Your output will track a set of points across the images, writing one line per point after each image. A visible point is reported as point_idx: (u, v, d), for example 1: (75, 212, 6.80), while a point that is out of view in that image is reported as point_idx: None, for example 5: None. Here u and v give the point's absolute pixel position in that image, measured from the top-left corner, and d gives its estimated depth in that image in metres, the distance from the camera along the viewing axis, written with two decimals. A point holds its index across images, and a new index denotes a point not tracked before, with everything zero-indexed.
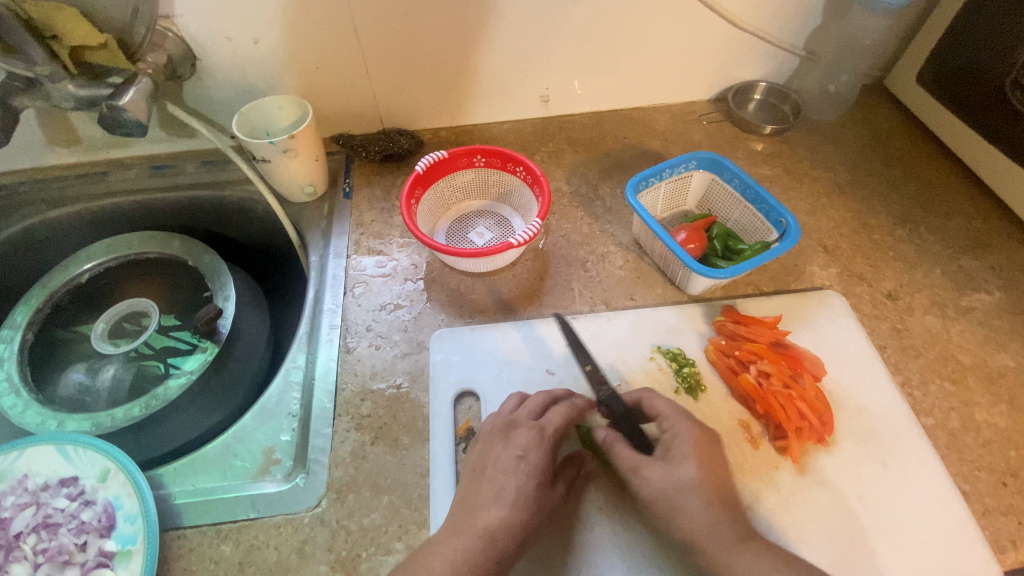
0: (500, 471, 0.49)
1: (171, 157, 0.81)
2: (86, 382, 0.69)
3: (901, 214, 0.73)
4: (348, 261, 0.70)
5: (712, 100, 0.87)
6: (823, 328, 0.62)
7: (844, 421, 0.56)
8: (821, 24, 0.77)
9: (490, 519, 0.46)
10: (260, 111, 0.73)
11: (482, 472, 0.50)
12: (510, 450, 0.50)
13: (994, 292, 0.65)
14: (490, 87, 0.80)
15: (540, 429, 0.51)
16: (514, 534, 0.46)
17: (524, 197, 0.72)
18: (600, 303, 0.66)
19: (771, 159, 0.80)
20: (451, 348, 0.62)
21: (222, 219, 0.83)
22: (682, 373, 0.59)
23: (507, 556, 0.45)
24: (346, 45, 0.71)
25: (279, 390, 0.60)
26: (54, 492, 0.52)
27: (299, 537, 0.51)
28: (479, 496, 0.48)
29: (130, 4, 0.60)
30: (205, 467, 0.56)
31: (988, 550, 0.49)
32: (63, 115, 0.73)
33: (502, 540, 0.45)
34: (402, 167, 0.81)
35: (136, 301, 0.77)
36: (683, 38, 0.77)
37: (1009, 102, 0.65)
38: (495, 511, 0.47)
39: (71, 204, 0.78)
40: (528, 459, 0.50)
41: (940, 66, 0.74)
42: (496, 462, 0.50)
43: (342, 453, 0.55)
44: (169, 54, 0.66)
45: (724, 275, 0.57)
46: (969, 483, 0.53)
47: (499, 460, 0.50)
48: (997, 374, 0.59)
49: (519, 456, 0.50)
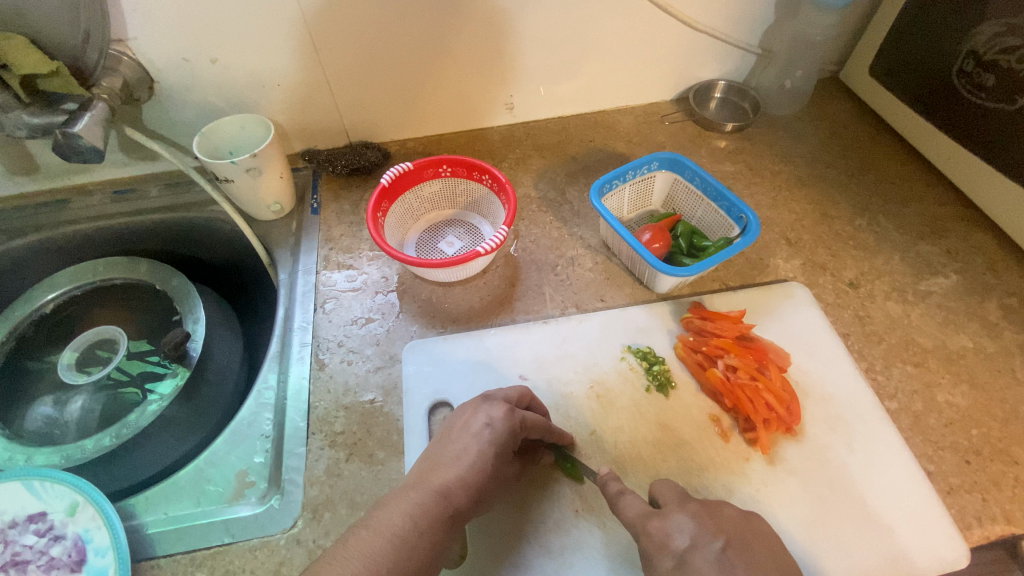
0: None
1: (132, 180, 0.80)
2: (53, 414, 0.68)
3: (860, 203, 0.75)
4: (318, 277, 0.70)
5: (674, 100, 0.88)
6: (788, 319, 0.63)
7: (811, 409, 0.57)
8: (774, 22, 0.79)
9: (446, 475, 0.46)
10: (222, 131, 0.72)
11: (450, 433, 0.50)
12: (479, 418, 0.50)
13: (951, 275, 0.67)
14: (454, 97, 0.80)
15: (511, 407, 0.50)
16: (467, 488, 0.46)
17: (491, 204, 0.73)
18: (571, 306, 0.67)
19: (733, 155, 0.81)
20: (423, 359, 0.62)
21: (190, 241, 0.82)
22: (652, 371, 0.59)
23: (460, 510, 0.45)
24: (306, 62, 0.71)
25: (252, 412, 0.60)
26: (22, 529, 0.51)
27: (275, 560, 0.50)
28: (441, 454, 0.48)
29: (80, 28, 0.60)
30: (178, 494, 0.55)
31: (954, 528, 0.51)
32: (19, 144, 0.71)
33: (456, 492, 0.45)
34: (369, 180, 0.81)
35: (105, 329, 0.76)
36: (642, 41, 0.78)
37: (957, 89, 0.67)
38: (453, 469, 0.47)
39: (31, 233, 0.77)
40: (494, 427, 0.49)
41: (890, 58, 0.76)
42: (466, 426, 0.50)
43: (316, 471, 0.55)
44: (125, 79, 0.66)
45: (688, 273, 0.58)
46: (934, 463, 0.54)
47: (468, 425, 0.50)
48: (957, 355, 0.61)
49: (486, 424, 0.49)
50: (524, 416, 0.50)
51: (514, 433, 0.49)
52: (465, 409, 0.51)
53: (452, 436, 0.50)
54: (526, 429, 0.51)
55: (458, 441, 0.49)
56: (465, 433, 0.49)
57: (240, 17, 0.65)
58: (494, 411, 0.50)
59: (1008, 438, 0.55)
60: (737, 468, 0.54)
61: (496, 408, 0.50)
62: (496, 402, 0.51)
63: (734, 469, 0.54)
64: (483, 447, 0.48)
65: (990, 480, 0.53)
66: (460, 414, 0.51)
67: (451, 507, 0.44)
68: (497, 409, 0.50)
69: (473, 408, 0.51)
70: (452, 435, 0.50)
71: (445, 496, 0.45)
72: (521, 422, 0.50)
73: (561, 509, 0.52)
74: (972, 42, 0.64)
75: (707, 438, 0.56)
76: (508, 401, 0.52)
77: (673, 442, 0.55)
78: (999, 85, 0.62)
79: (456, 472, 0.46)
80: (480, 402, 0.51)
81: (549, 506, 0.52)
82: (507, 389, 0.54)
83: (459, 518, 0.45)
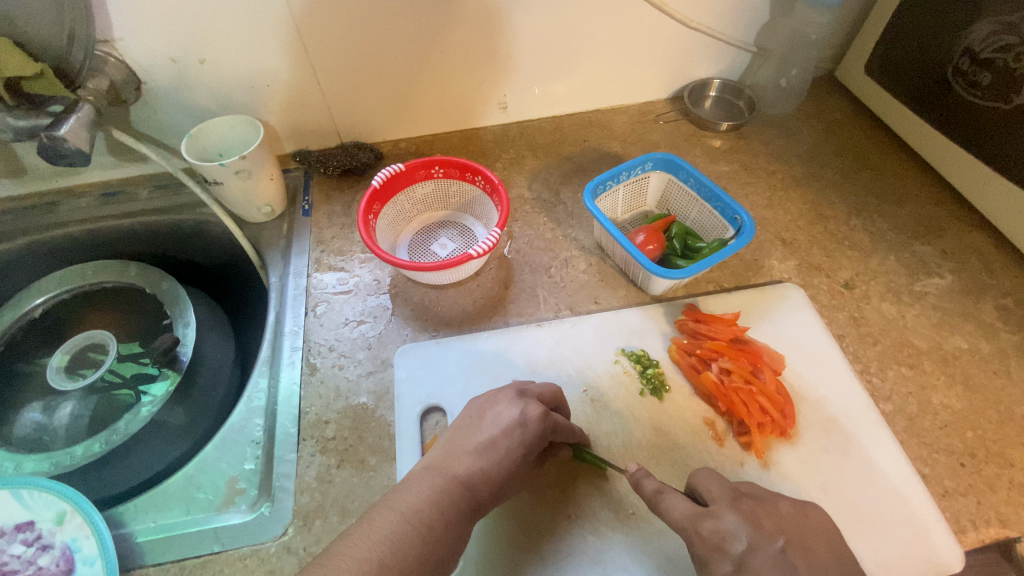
0: None
1: (122, 182, 0.79)
2: (42, 420, 0.67)
3: (855, 203, 0.74)
4: (309, 280, 0.69)
5: (669, 99, 0.88)
6: (783, 320, 0.63)
7: (807, 411, 0.57)
8: (768, 20, 0.78)
9: (468, 466, 0.46)
10: (210, 132, 0.71)
11: (479, 420, 0.50)
12: (512, 412, 0.50)
13: (946, 275, 0.67)
14: (447, 97, 0.80)
15: (546, 411, 0.50)
16: (491, 481, 0.47)
17: (484, 205, 0.72)
18: (565, 309, 0.66)
19: (729, 155, 0.81)
20: (416, 362, 0.61)
21: (181, 243, 0.81)
22: (646, 375, 0.59)
23: (481, 503, 0.46)
24: (296, 62, 0.70)
25: (242, 417, 0.59)
26: (10, 538, 0.51)
27: (265, 567, 0.50)
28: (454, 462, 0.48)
29: (64, 29, 0.59)
30: (167, 502, 0.54)
31: (949, 532, 0.50)
32: (6, 147, 0.70)
33: (480, 485, 0.46)
34: (362, 181, 0.80)
35: (94, 333, 0.75)
36: (636, 39, 0.77)
37: (952, 88, 0.67)
38: (474, 460, 0.47)
39: (19, 236, 0.76)
40: (526, 427, 0.49)
41: (885, 57, 0.76)
42: (496, 418, 0.49)
43: (307, 478, 0.54)
44: (111, 79, 0.64)
45: (681, 275, 0.58)
46: (928, 466, 0.54)
47: (499, 416, 0.50)
48: (952, 356, 0.61)
49: (519, 422, 0.49)
50: (558, 421, 0.50)
51: (544, 436, 0.49)
52: (498, 398, 0.51)
53: (475, 422, 0.50)
54: (556, 433, 0.51)
55: (487, 430, 0.49)
56: (495, 425, 0.49)
57: (230, 18, 0.64)
58: (529, 409, 0.49)
59: (1003, 440, 0.55)
60: (730, 473, 0.54)
61: (531, 407, 0.50)
62: (533, 402, 0.50)
63: (727, 474, 0.54)
64: (513, 446, 0.48)
65: (985, 483, 0.53)
66: (489, 402, 0.51)
67: (474, 502, 0.45)
68: (532, 408, 0.50)
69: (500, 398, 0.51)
70: (479, 420, 0.50)
71: (470, 489, 0.46)
72: (553, 428, 0.50)
73: (556, 515, 0.52)
74: (967, 41, 0.64)
75: (701, 442, 0.55)
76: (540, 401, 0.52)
77: (667, 445, 0.55)
78: (994, 84, 0.62)
79: (481, 465, 0.47)
80: (515, 397, 0.51)
81: (543, 512, 0.52)
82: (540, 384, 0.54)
83: (478, 509, 0.46)
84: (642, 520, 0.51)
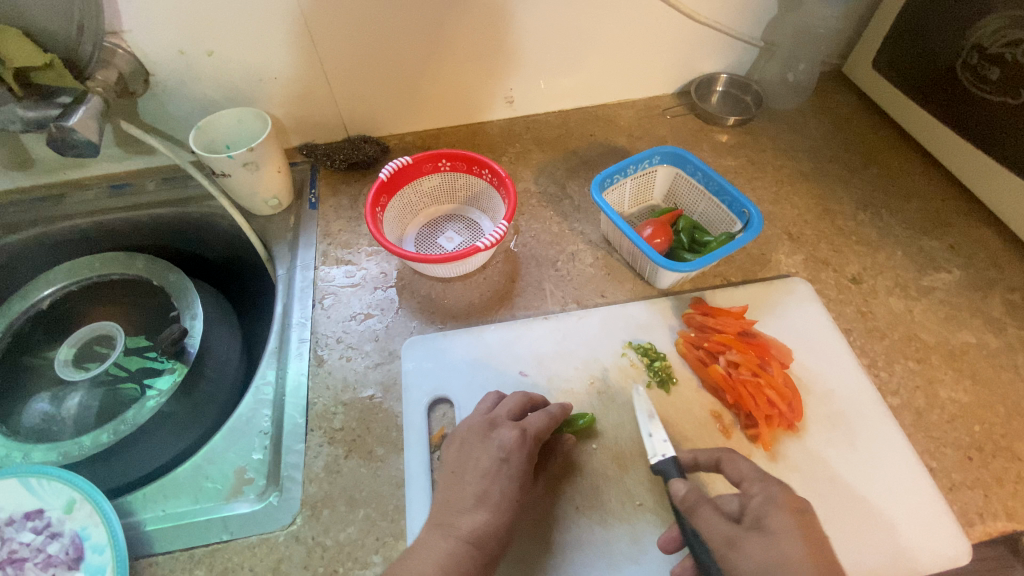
0: (479, 473, 0.48)
1: (129, 175, 0.79)
2: (50, 410, 0.67)
3: (863, 198, 0.74)
4: (316, 273, 0.70)
5: (676, 94, 0.88)
6: (790, 314, 0.63)
7: (813, 405, 0.57)
8: (775, 14, 0.78)
9: (472, 523, 0.46)
10: (217, 125, 0.71)
11: (462, 472, 0.49)
12: (491, 453, 0.49)
13: (953, 271, 0.67)
14: (454, 92, 0.80)
15: (523, 430, 0.50)
16: (497, 535, 0.46)
17: (491, 198, 0.72)
18: (571, 302, 0.66)
19: (735, 150, 0.81)
20: (423, 354, 0.61)
21: (188, 236, 0.82)
22: (653, 367, 0.59)
23: (492, 557, 0.45)
24: (303, 55, 0.70)
25: (250, 407, 0.60)
26: (20, 526, 0.51)
27: (274, 557, 0.50)
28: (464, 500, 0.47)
29: (72, 20, 0.59)
30: (176, 491, 0.55)
31: (956, 525, 0.50)
32: (15, 139, 0.70)
33: (489, 541, 0.45)
34: (368, 174, 0.80)
35: (101, 325, 0.75)
36: (644, 34, 0.77)
37: (960, 83, 0.67)
38: (479, 514, 0.46)
39: (27, 228, 0.76)
40: (510, 462, 0.49)
41: (892, 52, 0.76)
42: (477, 466, 0.49)
43: (315, 469, 0.55)
44: (120, 72, 0.65)
45: (690, 268, 0.58)
46: (936, 460, 0.54)
47: (479, 463, 0.49)
48: (959, 351, 0.61)
49: (501, 459, 0.49)
50: (536, 431, 0.51)
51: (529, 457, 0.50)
52: (472, 442, 0.51)
53: (472, 452, 0.50)
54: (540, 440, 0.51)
55: (474, 481, 0.48)
56: (477, 472, 0.49)
57: (238, 12, 0.64)
58: (504, 439, 0.50)
59: (1011, 434, 0.55)
60: None
61: (506, 439, 0.49)
62: (507, 428, 0.50)
63: None
64: (504, 488, 0.48)
65: (993, 477, 0.53)
66: (465, 447, 0.51)
67: (483, 557, 0.45)
68: (507, 437, 0.50)
69: (482, 438, 0.50)
70: (470, 459, 0.49)
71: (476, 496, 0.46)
72: (534, 442, 0.51)
73: (564, 505, 0.52)
74: (976, 36, 0.63)
75: (708, 434, 0.55)
76: (513, 420, 0.52)
77: (675, 438, 0.55)
78: (1004, 79, 0.61)
79: (484, 516, 0.46)
80: (486, 433, 0.51)
81: (551, 503, 0.52)
82: (507, 400, 0.54)
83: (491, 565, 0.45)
84: (650, 511, 0.52)
